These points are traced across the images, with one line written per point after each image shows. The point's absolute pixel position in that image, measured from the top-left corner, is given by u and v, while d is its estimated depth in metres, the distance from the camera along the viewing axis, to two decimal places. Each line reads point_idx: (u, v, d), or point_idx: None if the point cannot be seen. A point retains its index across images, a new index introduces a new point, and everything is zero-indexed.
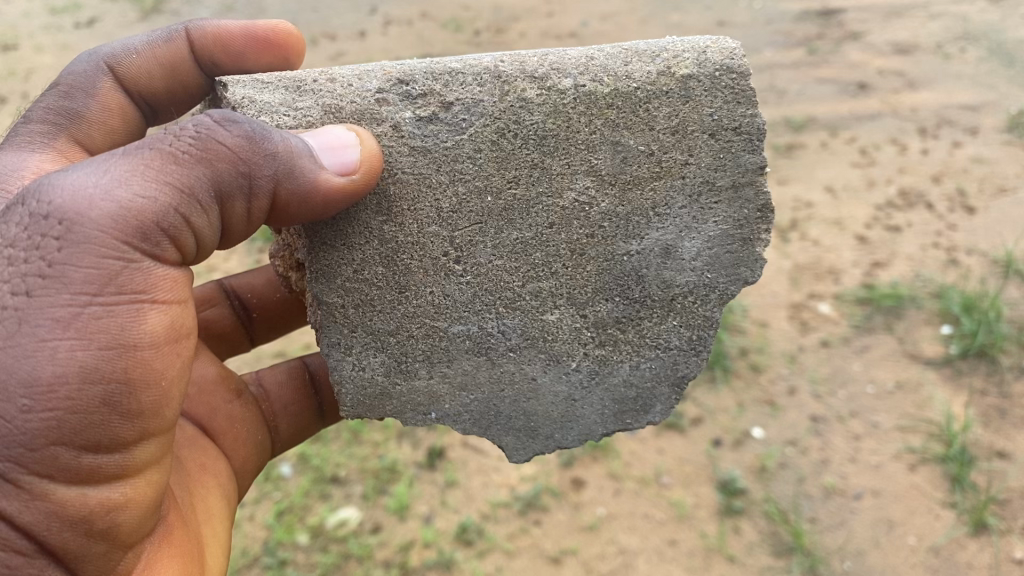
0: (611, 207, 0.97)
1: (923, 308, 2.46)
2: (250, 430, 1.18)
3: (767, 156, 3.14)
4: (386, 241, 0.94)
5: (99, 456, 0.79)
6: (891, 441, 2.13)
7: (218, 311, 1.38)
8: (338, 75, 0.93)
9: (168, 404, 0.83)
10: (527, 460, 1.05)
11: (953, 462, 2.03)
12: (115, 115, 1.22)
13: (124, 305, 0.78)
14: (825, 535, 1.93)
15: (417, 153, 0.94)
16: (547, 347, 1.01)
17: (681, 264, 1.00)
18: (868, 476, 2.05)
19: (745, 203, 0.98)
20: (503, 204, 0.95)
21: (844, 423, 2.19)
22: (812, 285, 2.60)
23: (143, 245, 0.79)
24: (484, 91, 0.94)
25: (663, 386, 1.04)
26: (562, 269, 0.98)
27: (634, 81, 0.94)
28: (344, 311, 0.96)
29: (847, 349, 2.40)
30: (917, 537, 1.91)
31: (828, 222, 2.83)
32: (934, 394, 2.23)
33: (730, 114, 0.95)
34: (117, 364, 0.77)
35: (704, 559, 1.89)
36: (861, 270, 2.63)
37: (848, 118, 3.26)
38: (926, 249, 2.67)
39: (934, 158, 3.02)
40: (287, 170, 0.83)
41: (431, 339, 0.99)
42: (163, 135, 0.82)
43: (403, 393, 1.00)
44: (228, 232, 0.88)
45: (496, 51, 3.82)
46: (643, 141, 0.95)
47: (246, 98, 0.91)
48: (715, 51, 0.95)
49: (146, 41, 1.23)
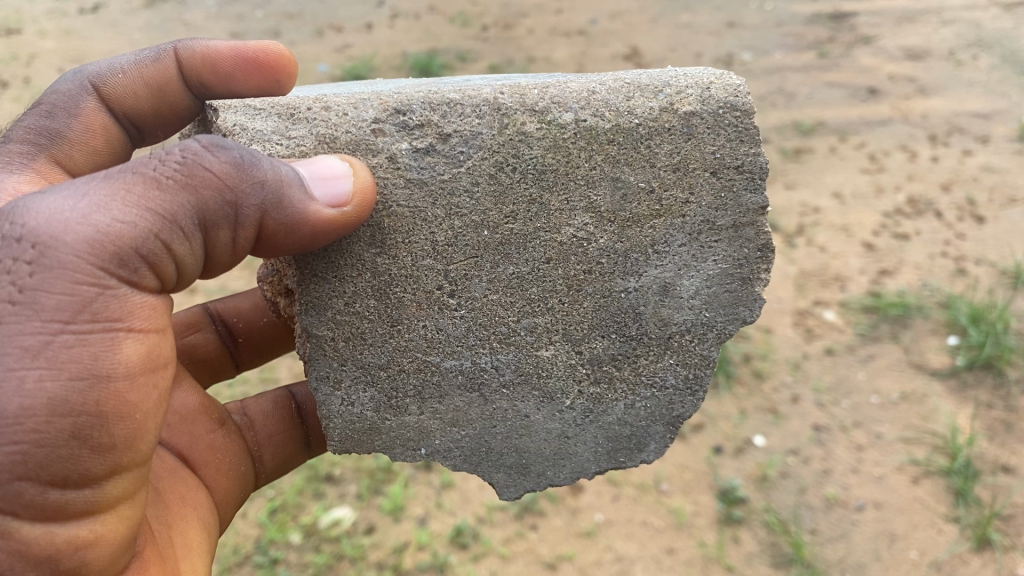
0: (610, 243, 0.93)
1: (930, 318, 2.43)
2: (233, 459, 1.15)
3: (775, 160, 3.11)
4: (379, 273, 0.91)
5: (66, 492, 0.76)
6: (895, 452, 2.09)
7: (203, 336, 1.34)
8: (333, 103, 0.89)
9: (144, 436, 0.80)
10: (518, 498, 1.03)
11: (957, 476, 1.99)
12: (97, 135, 1.19)
13: (97, 335, 0.75)
14: (826, 547, 1.90)
15: (413, 186, 0.89)
16: (541, 384, 0.98)
17: (679, 302, 0.97)
18: (871, 488, 2.02)
19: (746, 242, 0.95)
20: (499, 238, 0.92)
21: (847, 433, 2.16)
22: (818, 292, 2.57)
23: (120, 271, 0.76)
24: (483, 123, 0.90)
25: (658, 425, 1.02)
26: (559, 305, 0.95)
27: (636, 117, 0.90)
28: (335, 344, 0.93)
29: (852, 358, 2.36)
30: (920, 551, 1.88)
31: (835, 228, 2.79)
32: (939, 406, 2.19)
33: (733, 152, 0.92)
34: (88, 396, 0.75)
35: (702, 568, 1.86)
36: (868, 278, 2.59)
37: (857, 123, 3.22)
38: (934, 258, 2.64)
39: (944, 165, 2.98)
40: (275, 199, 0.80)
41: (423, 374, 0.95)
42: (148, 159, 0.78)
43: (392, 428, 0.97)
44: (213, 261, 0.85)
45: (504, 48, 3.78)
46: (643, 177, 0.92)
47: (238, 125, 0.87)
48: (720, 87, 0.91)
49: (134, 60, 1.21)
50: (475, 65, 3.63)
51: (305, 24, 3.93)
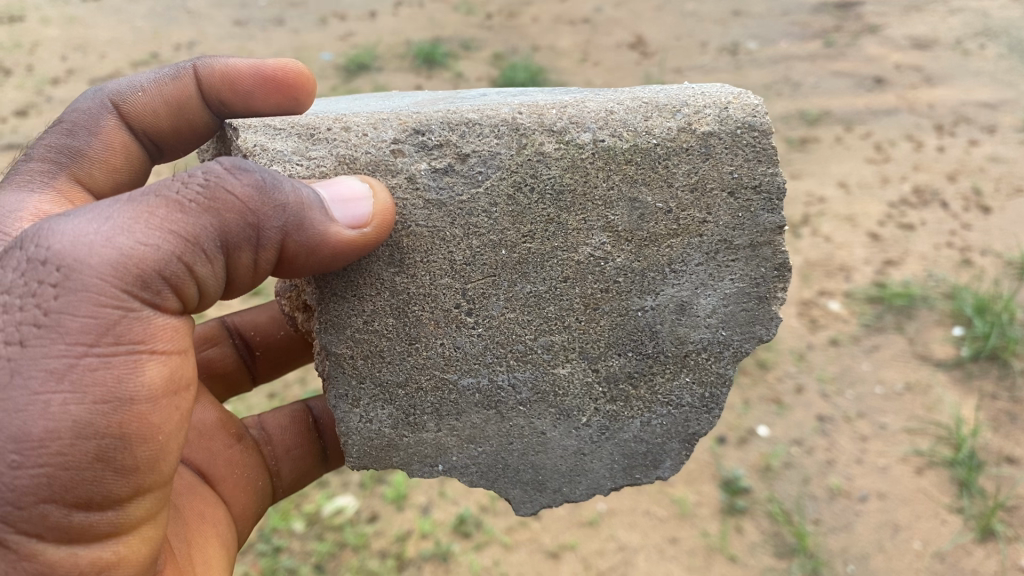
0: (627, 262, 0.93)
1: (935, 308, 2.43)
2: (253, 473, 1.16)
3: (780, 150, 3.10)
4: (398, 292, 0.91)
5: (91, 513, 0.77)
6: (899, 443, 2.10)
7: (220, 350, 1.35)
8: (353, 123, 0.90)
9: (165, 457, 0.81)
10: (534, 514, 1.04)
11: (961, 467, 2.00)
12: (117, 154, 1.19)
13: (120, 357, 0.76)
14: (829, 537, 1.91)
15: (432, 206, 0.89)
16: (558, 401, 0.99)
17: (695, 320, 0.97)
18: (874, 478, 2.03)
19: (763, 261, 0.95)
20: (517, 257, 0.92)
21: (851, 423, 2.16)
22: (823, 282, 2.57)
23: (143, 293, 0.77)
24: (501, 143, 0.90)
25: (674, 442, 1.03)
26: (576, 323, 0.95)
27: (653, 138, 0.90)
28: (353, 362, 0.93)
29: (857, 348, 2.36)
30: (923, 542, 1.89)
31: (840, 218, 2.78)
32: (943, 396, 2.20)
33: (751, 171, 0.92)
34: (112, 418, 0.75)
35: (705, 558, 1.87)
36: (872, 268, 2.59)
37: (863, 113, 3.21)
38: (940, 248, 2.63)
39: (950, 155, 2.98)
40: (297, 221, 0.80)
41: (440, 392, 0.96)
42: (171, 181, 0.79)
43: (409, 445, 0.98)
44: (233, 283, 0.86)
45: (508, 36, 3.76)
46: (661, 198, 0.92)
47: (259, 145, 0.88)
48: (738, 107, 0.91)
49: (154, 78, 1.21)
50: (479, 52, 3.63)
51: (309, 12, 3.92)
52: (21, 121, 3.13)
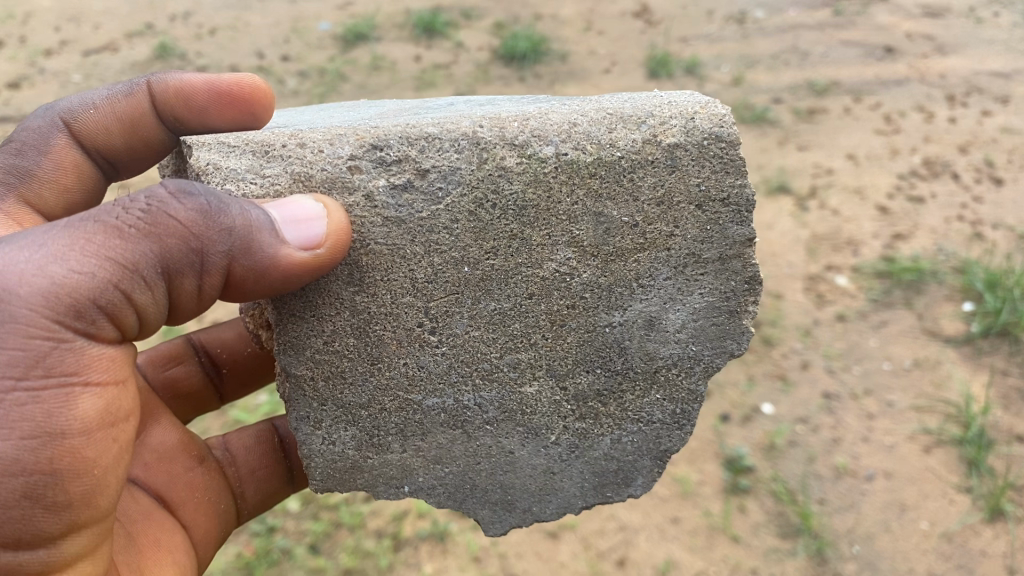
0: (593, 278, 0.88)
1: (945, 283, 2.38)
2: (215, 496, 1.11)
3: (787, 121, 3.03)
4: (358, 312, 0.85)
5: (19, 552, 0.76)
6: (907, 421, 2.06)
7: (185, 368, 1.31)
8: (309, 138, 0.83)
9: (102, 492, 0.80)
10: (503, 534, 1.00)
11: (970, 445, 1.96)
12: (68, 173, 1.15)
13: (51, 392, 0.75)
14: (835, 517, 1.87)
15: (391, 224, 0.83)
16: (525, 420, 0.94)
17: (664, 336, 0.92)
18: (881, 457, 1.99)
19: (733, 275, 0.90)
20: (480, 274, 0.86)
21: (858, 401, 2.12)
22: (830, 256, 2.52)
23: (76, 323, 0.74)
24: (461, 157, 0.83)
25: (645, 459, 0.98)
26: (542, 341, 0.90)
27: (618, 150, 0.84)
28: (314, 384, 0.88)
29: (864, 324, 2.32)
30: (930, 522, 1.85)
31: (848, 190, 2.72)
32: (953, 372, 2.16)
33: (718, 184, 0.86)
34: (40, 456, 0.75)
35: (707, 539, 1.83)
36: (881, 242, 2.53)
37: (873, 83, 3.14)
38: (950, 221, 2.57)
39: (962, 127, 2.91)
40: (243, 245, 0.76)
41: (404, 413, 0.91)
42: (112, 206, 0.76)
43: (374, 467, 0.93)
44: (179, 308, 0.82)
45: (510, 4, 3.68)
46: (627, 211, 0.86)
47: (210, 163, 0.81)
48: (704, 118, 0.85)
49: (107, 95, 1.17)
50: (480, 22, 3.56)
51: None
52: (13, 94, 3.07)
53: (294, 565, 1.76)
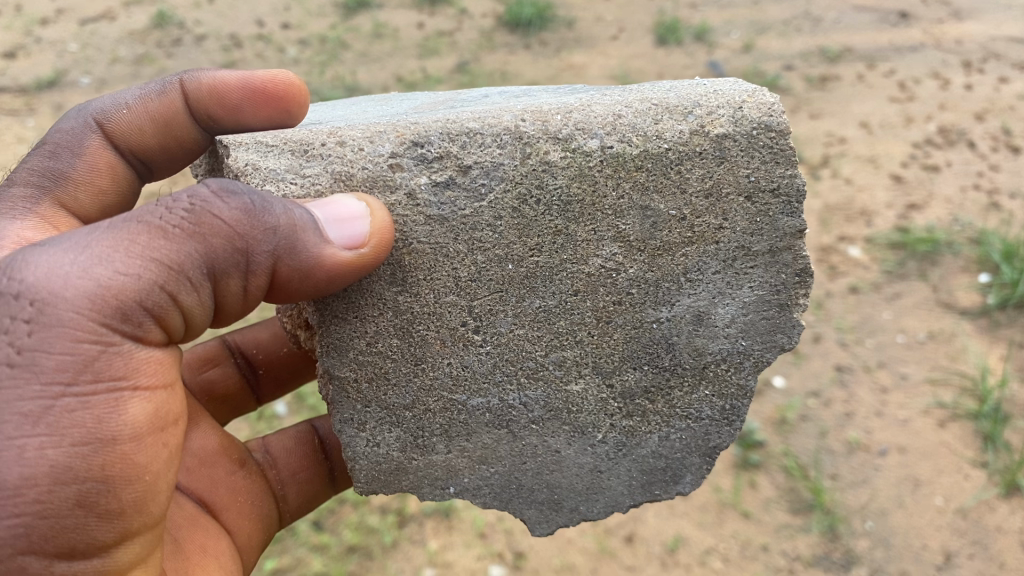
0: (640, 273, 0.85)
1: (960, 254, 2.33)
2: (259, 499, 1.09)
3: (799, 88, 2.97)
4: (401, 312, 0.83)
5: (73, 563, 0.72)
6: (921, 395, 2.03)
7: (222, 371, 1.27)
8: (348, 136, 0.80)
9: (154, 499, 0.76)
10: (550, 534, 0.97)
11: (985, 420, 1.93)
12: (102, 175, 1.11)
13: (100, 396, 0.71)
14: (847, 493, 1.83)
15: (434, 222, 0.81)
16: (571, 418, 0.91)
17: (714, 331, 0.89)
18: (894, 431, 1.95)
19: (784, 267, 0.86)
20: (525, 272, 0.83)
21: (870, 374, 2.09)
22: (843, 227, 2.47)
23: (123, 326, 0.71)
24: (504, 153, 0.80)
25: (694, 456, 0.95)
26: (588, 338, 0.87)
27: (665, 142, 0.81)
28: (357, 386, 0.86)
29: (877, 296, 2.28)
30: (944, 498, 1.81)
31: (861, 159, 2.67)
32: (968, 346, 2.12)
33: (768, 174, 0.82)
34: (93, 461, 0.71)
35: (717, 515, 1.79)
36: (895, 212, 2.48)
37: (887, 50, 3.07)
38: (966, 191, 2.52)
39: (978, 94, 2.85)
40: (288, 245, 0.74)
41: (448, 413, 0.89)
42: (154, 206, 0.73)
43: (419, 468, 0.91)
44: (223, 310, 0.80)
45: None
46: (675, 205, 0.82)
47: (250, 164, 0.79)
48: (753, 107, 0.81)
49: (139, 94, 1.13)
50: None
51: None
52: (8, 63, 3.00)
53: (297, 543, 1.70)
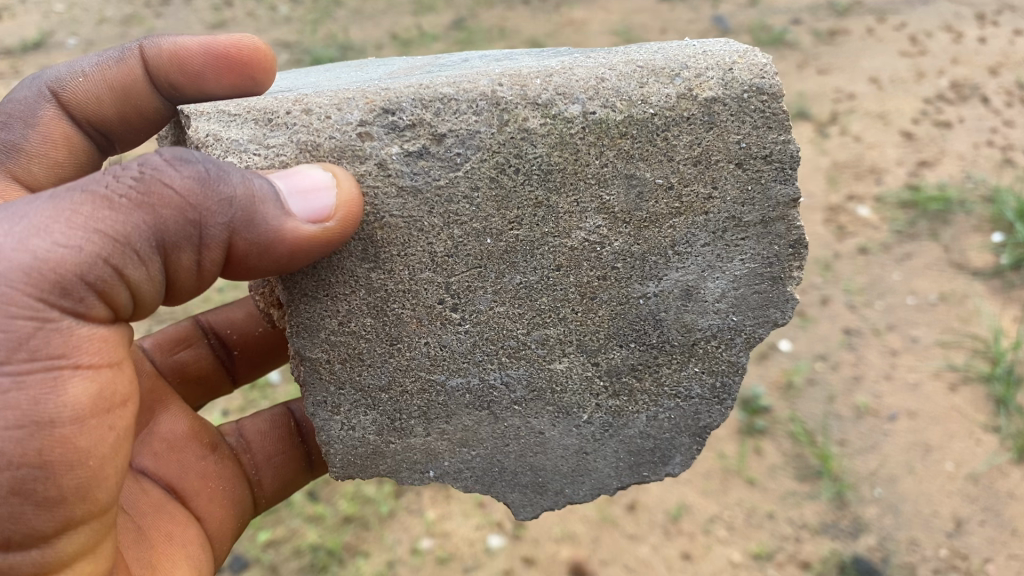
0: (626, 247, 0.78)
1: (973, 213, 2.24)
2: (232, 487, 1.02)
3: (806, 43, 2.88)
4: (373, 290, 0.76)
5: (9, 554, 0.67)
6: (932, 357, 1.95)
7: (195, 352, 1.20)
8: (315, 103, 0.73)
9: (100, 485, 0.70)
10: (535, 517, 0.90)
11: (998, 383, 1.85)
12: (58, 146, 1.03)
13: (37, 376, 0.65)
14: (856, 459, 1.77)
15: (406, 194, 0.74)
16: (555, 399, 0.84)
17: (703, 306, 0.81)
18: (904, 396, 1.89)
19: (775, 238, 0.79)
20: (504, 247, 0.76)
21: (880, 337, 2.02)
22: (852, 186, 2.39)
23: (63, 302, 0.65)
24: (480, 120, 0.73)
25: (684, 437, 0.87)
26: (571, 314, 0.80)
27: (651, 107, 0.73)
28: (331, 367, 0.79)
29: (887, 257, 2.20)
30: (955, 463, 1.75)
31: (871, 115, 2.58)
32: (980, 307, 2.04)
33: (760, 140, 0.75)
34: (29, 446, 0.65)
35: (721, 482, 1.73)
36: (906, 169, 2.40)
37: (899, 2, 2.96)
38: (979, 147, 2.43)
39: (992, 47, 2.74)
40: (244, 217, 0.68)
41: (426, 395, 0.82)
42: (101, 175, 0.68)
43: (397, 452, 0.84)
44: (177, 286, 0.74)
45: None
46: (661, 173, 0.75)
47: (211, 135, 0.72)
48: (743, 68, 0.74)
49: (96, 61, 1.05)
50: None
51: None
52: None
53: (291, 513, 1.65)
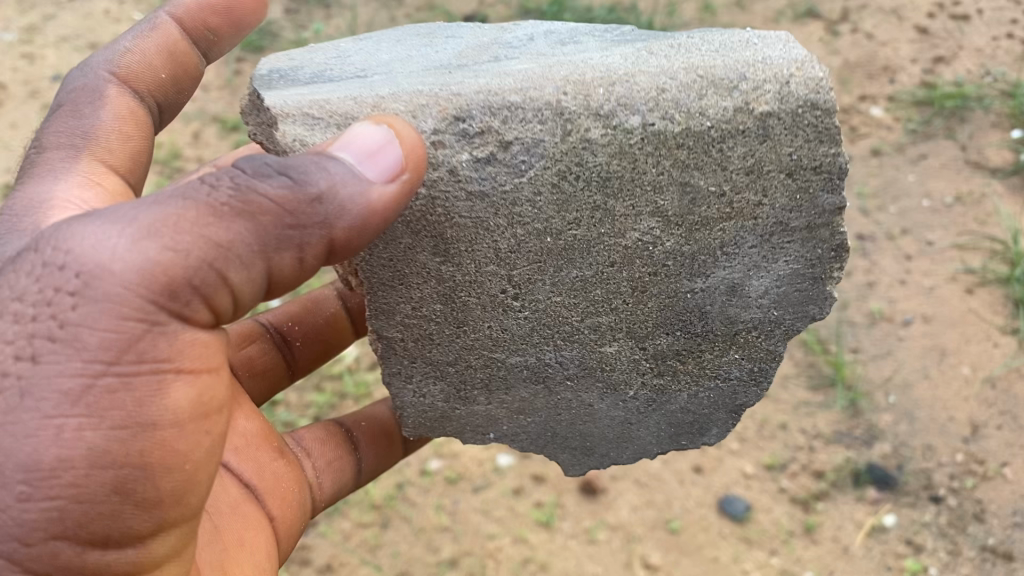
0: (677, 247, 0.80)
1: (991, 109, 2.13)
2: (298, 492, 1.01)
3: None
4: (443, 278, 0.81)
5: (107, 552, 0.66)
6: (948, 261, 1.89)
7: (259, 348, 1.16)
8: (392, 108, 0.74)
9: (192, 489, 0.69)
10: (582, 474, 0.98)
11: (1017, 285, 1.78)
12: (131, 123, 0.94)
13: (143, 374, 0.63)
14: (870, 368, 1.73)
15: (474, 197, 0.77)
16: (605, 375, 0.89)
17: (748, 299, 0.84)
18: (919, 301, 1.83)
19: (820, 242, 0.81)
20: (563, 244, 0.79)
21: (894, 242, 1.96)
22: (865, 86, 2.30)
23: (171, 300, 0.63)
24: (546, 129, 0.74)
25: (721, 411, 0.93)
26: (623, 304, 0.84)
27: (708, 119, 0.74)
28: (404, 343, 0.86)
29: (901, 158, 2.13)
30: (972, 368, 1.69)
31: (884, 9, 2.46)
32: (999, 206, 1.96)
33: (812, 151, 0.76)
34: (132, 444, 0.64)
35: None
36: (920, 65, 2.30)
37: None
38: (998, 40, 2.31)
39: None
40: (338, 214, 0.67)
41: (489, 369, 0.88)
42: (199, 181, 0.65)
43: (461, 415, 0.92)
44: (275, 292, 0.72)
45: None
46: (715, 180, 0.76)
47: (298, 138, 0.73)
48: (801, 82, 0.73)
49: (132, 35, 0.98)
50: None
51: None
52: None
53: None
